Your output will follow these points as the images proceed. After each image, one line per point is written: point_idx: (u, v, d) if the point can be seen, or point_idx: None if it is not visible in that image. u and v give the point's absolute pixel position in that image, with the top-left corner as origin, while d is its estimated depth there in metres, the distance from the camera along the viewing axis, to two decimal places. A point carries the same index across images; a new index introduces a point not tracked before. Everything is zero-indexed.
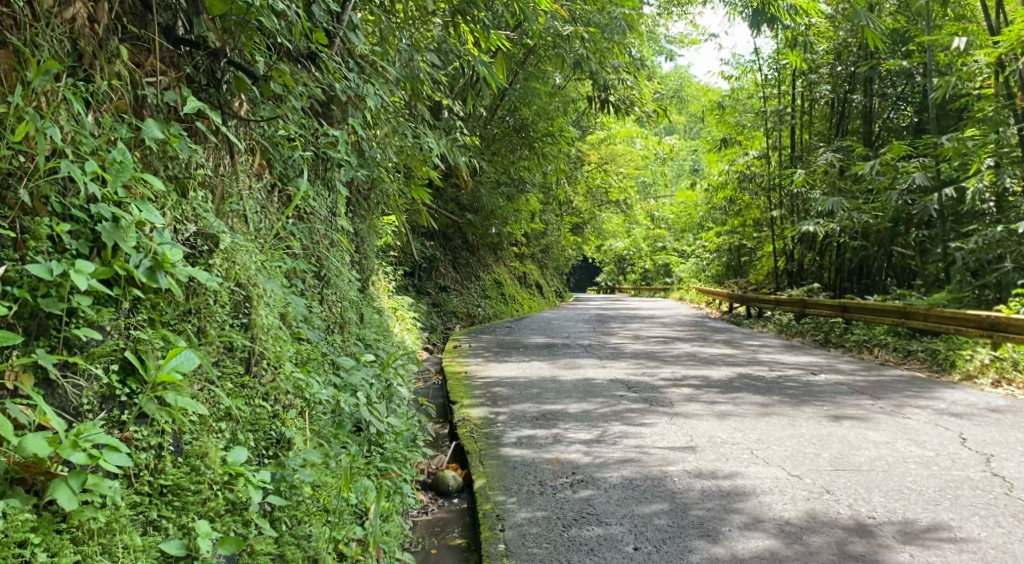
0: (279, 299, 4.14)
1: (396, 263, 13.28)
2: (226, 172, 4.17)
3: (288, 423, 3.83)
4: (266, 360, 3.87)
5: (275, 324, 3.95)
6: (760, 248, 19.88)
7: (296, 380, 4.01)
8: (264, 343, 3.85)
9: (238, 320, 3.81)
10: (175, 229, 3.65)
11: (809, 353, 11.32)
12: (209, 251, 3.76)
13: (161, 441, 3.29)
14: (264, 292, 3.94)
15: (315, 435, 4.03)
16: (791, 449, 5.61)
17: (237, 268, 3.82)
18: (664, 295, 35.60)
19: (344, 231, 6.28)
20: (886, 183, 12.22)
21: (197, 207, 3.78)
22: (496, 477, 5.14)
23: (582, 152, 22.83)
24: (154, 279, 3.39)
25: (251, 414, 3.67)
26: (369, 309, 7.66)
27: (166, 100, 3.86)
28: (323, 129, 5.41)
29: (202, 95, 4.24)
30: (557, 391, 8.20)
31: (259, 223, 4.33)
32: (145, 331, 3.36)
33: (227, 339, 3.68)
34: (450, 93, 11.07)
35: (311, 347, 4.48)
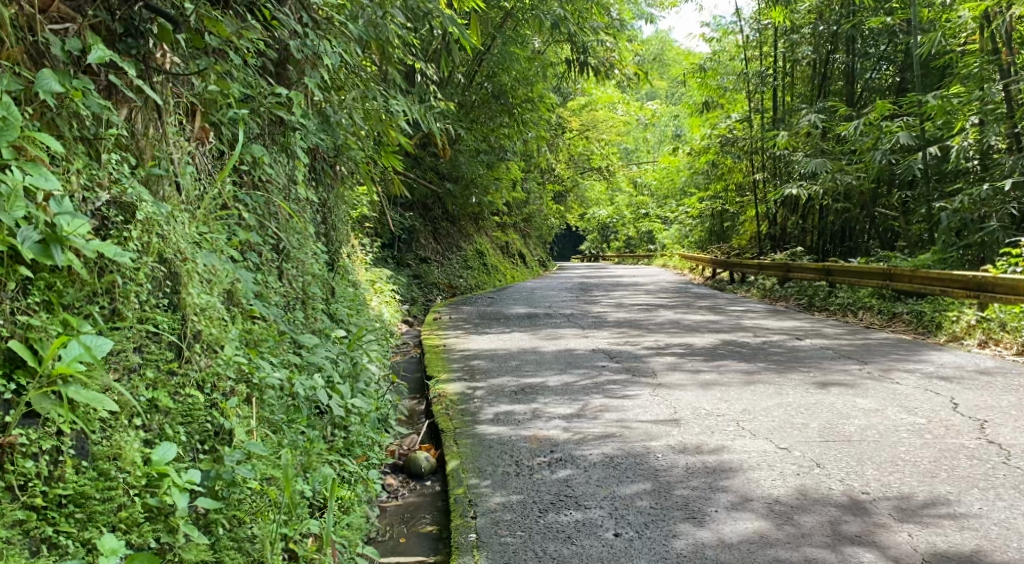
0: (219, 275, 3.85)
1: (372, 234, 12.94)
2: (155, 135, 3.83)
3: (228, 413, 3.56)
4: (202, 343, 3.61)
5: (208, 300, 3.65)
6: (743, 213, 19.63)
7: (241, 365, 3.77)
8: (196, 324, 3.57)
9: (163, 300, 3.51)
10: (82, 197, 3.32)
11: (794, 317, 11.07)
12: (124, 221, 3.43)
13: (57, 444, 3.00)
14: (194, 266, 3.65)
15: (261, 425, 3.75)
16: (778, 419, 5.34)
17: (160, 241, 3.51)
18: (648, 261, 35.40)
19: (304, 201, 5.94)
20: (869, 143, 11.85)
21: (113, 171, 3.45)
22: (470, 457, 4.88)
23: (563, 118, 22.44)
24: (48, 255, 3.08)
25: (182, 406, 3.40)
26: (340, 282, 7.34)
27: (68, 48, 3.43)
28: (273, 88, 5.05)
29: (120, 45, 3.73)
30: (537, 363, 7.92)
31: (193, 191, 4.02)
32: (37, 316, 3.05)
33: (150, 320, 3.40)
34: (423, 57, 10.67)
35: (264, 326, 4.35)
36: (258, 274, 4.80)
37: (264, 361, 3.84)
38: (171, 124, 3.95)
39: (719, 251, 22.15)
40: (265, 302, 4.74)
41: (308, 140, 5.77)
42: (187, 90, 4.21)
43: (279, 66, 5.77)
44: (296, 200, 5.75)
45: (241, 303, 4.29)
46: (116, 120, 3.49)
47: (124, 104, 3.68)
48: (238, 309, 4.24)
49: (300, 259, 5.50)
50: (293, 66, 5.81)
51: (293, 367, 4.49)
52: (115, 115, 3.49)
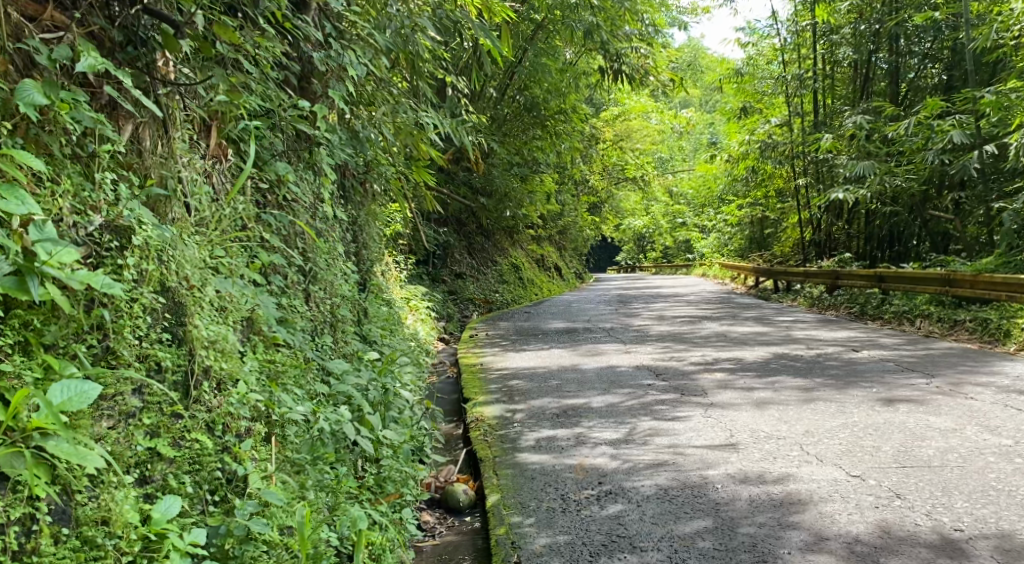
0: (235, 302, 3.63)
1: (406, 251, 12.64)
2: (163, 152, 3.54)
3: (243, 456, 3.30)
4: (212, 380, 3.35)
5: (217, 330, 3.39)
6: (786, 220, 19.10)
7: (257, 401, 3.51)
8: (206, 358, 3.31)
9: (167, 333, 3.26)
10: (72, 221, 3.06)
11: (846, 327, 10.58)
12: (120, 247, 3.17)
13: (31, 511, 2.70)
14: (205, 295, 3.41)
15: (278, 471, 3.42)
16: (845, 441, 4.92)
17: (162, 270, 3.26)
18: (686, 270, 34.84)
19: (332, 220, 5.67)
20: (920, 143, 11.37)
21: (108, 193, 3.18)
22: (512, 491, 4.52)
23: (596, 129, 22.10)
24: (24, 289, 2.81)
25: (188, 452, 3.14)
26: (372, 302, 7.03)
27: (57, 57, 3.13)
28: (292, 100, 4.70)
29: (119, 55, 3.45)
30: (578, 382, 7.52)
31: (206, 212, 3.75)
32: (12, 360, 2.80)
33: (151, 357, 3.16)
34: (454, 69, 10.38)
35: (288, 354, 4.06)
36: (282, 300, 4.49)
37: (285, 395, 3.58)
38: (180, 140, 3.66)
39: (761, 259, 21.60)
40: (288, 329, 4.42)
41: (335, 157, 5.47)
42: (199, 104, 3.91)
43: (302, 80, 5.49)
44: (323, 220, 5.45)
45: (263, 330, 3.99)
46: (111, 135, 3.20)
47: (129, 121, 3.39)
48: (259, 338, 3.94)
49: (327, 281, 5.18)
50: (317, 79, 5.52)
51: (318, 399, 4.18)
52: (111, 129, 3.20)
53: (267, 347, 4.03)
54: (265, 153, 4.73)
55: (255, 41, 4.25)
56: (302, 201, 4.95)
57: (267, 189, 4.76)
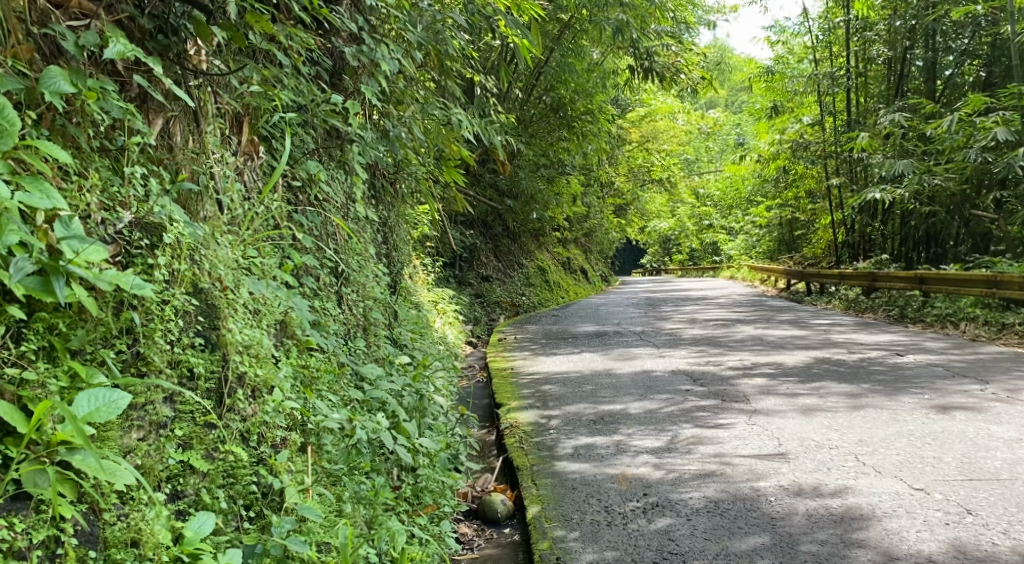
0: (269, 305, 3.44)
1: (433, 254, 12.47)
2: (195, 146, 3.39)
3: (278, 469, 3.12)
4: (245, 388, 3.18)
5: (252, 334, 3.23)
6: (817, 220, 18.80)
7: (292, 410, 3.35)
8: (239, 364, 3.15)
9: (199, 337, 3.09)
10: (100, 218, 2.91)
11: (886, 331, 10.30)
12: (151, 245, 3.01)
13: (55, 533, 2.55)
14: (238, 298, 3.25)
15: (313, 484, 3.24)
16: (904, 452, 4.71)
17: (194, 271, 3.11)
18: (713, 273, 34.47)
19: (366, 219, 5.50)
20: (961, 141, 11.06)
21: (139, 189, 3.02)
22: (553, 502, 4.32)
23: (622, 130, 21.88)
24: (49, 290, 2.64)
25: (221, 465, 2.99)
26: (402, 305, 6.85)
27: (84, 44, 2.96)
28: (324, 95, 4.50)
29: (150, 44, 3.28)
30: (614, 387, 7.30)
31: (238, 210, 3.58)
32: (37, 368, 2.63)
33: (184, 363, 2.99)
34: (482, 68, 10.21)
35: (321, 359, 3.89)
36: (316, 303, 4.31)
37: (320, 401, 3.42)
38: (212, 134, 3.50)
39: (792, 261, 21.25)
40: (321, 332, 4.25)
41: (368, 156, 5.29)
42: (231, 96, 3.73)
43: (334, 76, 5.34)
44: (354, 220, 5.27)
45: (296, 334, 3.81)
46: (141, 127, 3.07)
47: (158, 115, 3.24)
48: (292, 342, 3.77)
49: (359, 283, 5.00)
50: (349, 75, 5.36)
51: (351, 406, 4.01)
52: (141, 121, 3.07)
53: (301, 351, 3.85)
54: (298, 151, 4.57)
55: (289, 33, 4.08)
56: (334, 201, 4.78)
57: (299, 187, 4.60)
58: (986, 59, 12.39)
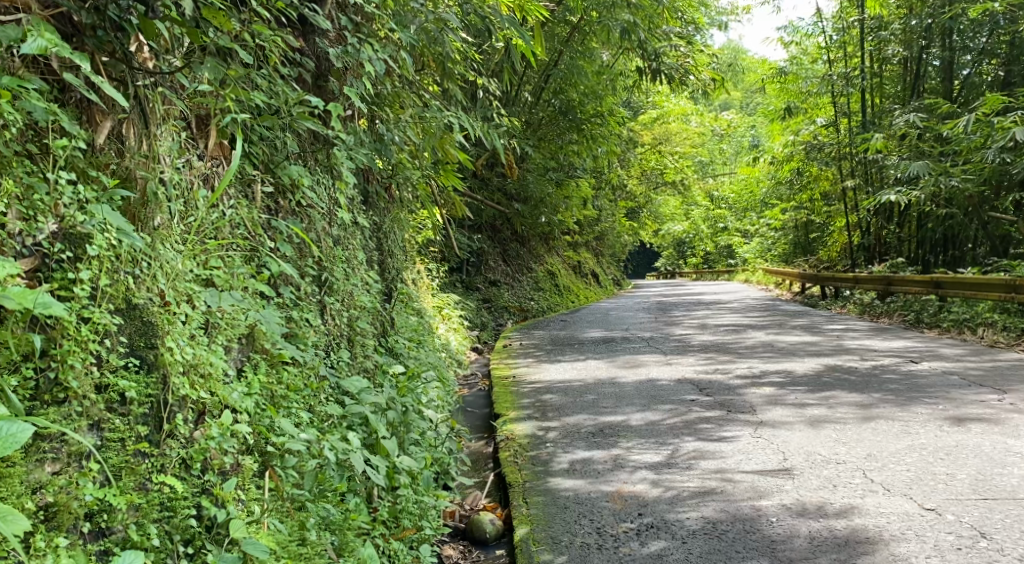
0: (230, 320, 3.41)
1: (439, 259, 12.26)
2: (143, 149, 3.27)
3: (226, 498, 3.05)
4: (191, 409, 3.13)
5: (197, 352, 3.15)
6: (832, 223, 18.51)
7: (247, 438, 3.26)
8: (181, 386, 3.07)
9: (133, 358, 3.00)
10: (19, 228, 2.81)
11: (901, 336, 10.03)
12: (73, 258, 2.92)
13: None
14: (181, 314, 3.18)
15: (276, 507, 3.20)
16: (914, 468, 4.48)
17: (128, 285, 3.02)
18: (728, 276, 34.12)
19: (355, 225, 5.31)
20: (979, 142, 10.79)
21: (68, 196, 2.92)
22: (543, 523, 4.10)
23: (634, 133, 21.62)
24: None
25: (157, 496, 2.90)
26: (400, 313, 6.64)
27: (5, 38, 2.82)
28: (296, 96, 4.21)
29: (91, 41, 3.17)
30: (617, 397, 7.07)
31: (193, 215, 3.46)
32: None
33: (112, 387, 2.90)
34: (487, 70, 10.02)
35: (293, 375, 3.69)
36: (294, 315, 4.09)
37: (283, 422, 3.34)
38: (163, 138, 3.39)
39: (806, 264, 20.95)
40: (297, 345, 4.04)
41: (356, 160, 5.08)
42: (184, 95, 3.59)
43: (319, 79, 5.10)
44: (342, 228, 5.03)
45: (267, 348, 3.65)
46: (68, 130, 2.96)
47: (106, 117, 3.17)
48: (259, 358, 3.61)
49: (345, 292, 4.76)
50: (334, 78, 5.14)
51: (327, 424, 3.80)
52: (67, 121, 2.94)
53: (271, 366, 3.67)
54: (279, 156, 4.34)
55: (256, 31, 3.87)
56: (320, 207, 4.55)
57: (279, 193, 4.39)
58: (1004, 57, 12.08)
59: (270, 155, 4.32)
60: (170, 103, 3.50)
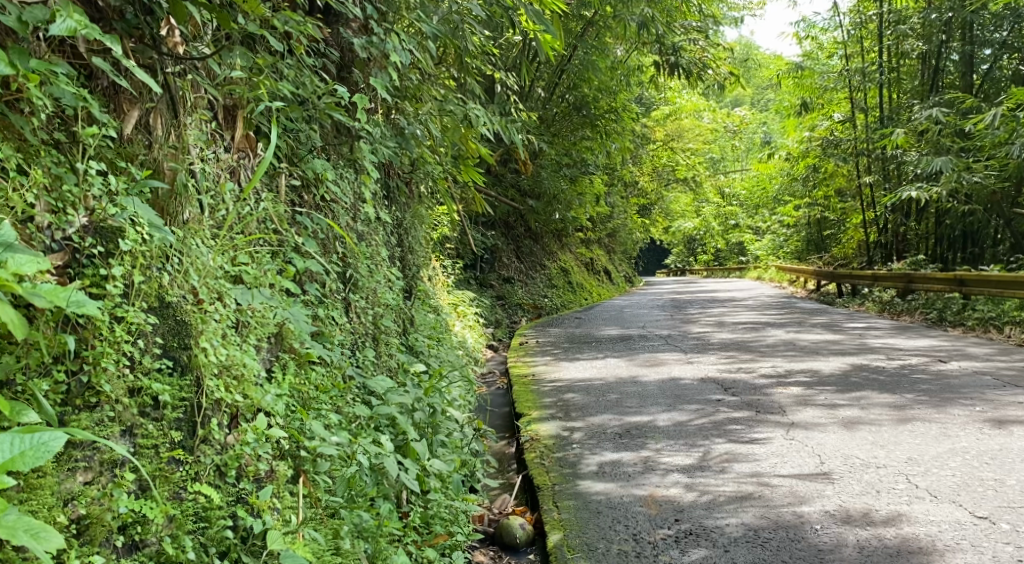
0: (260, 317, 3.28)
1: (453, 255, 12.10)
2: (172, 140, 3.16)
3: (261, 507, 2.92)
4: (224, 414, 3.02)
5: (230, 353, 3.04)
6: (847, 220, 18.34)
7: (281, 443, 3.15)
8: (214, 389, 2.96)
9: (165, 360, 2.88)
10: (47, 222, 2.69)
11: (925, 335, 9.90)
12: (104, 253, 2.80)
13: None
14: (214, 313, 3.06)
15: (309, 515, 3.08)
16: (960, 473, 4.48)
17: (160, 281, 2.91)
18: (739, 273, 33.94)
19: (380, 219, 5.17)
20: (1003, 137, 10.62)
21: (95, 186, 2.81)
22: (577, 529, 3.98)
23: (646, 129, 21.42)
24: None
25: (191, 506, 2.78)
26: (420, 310, 6.50)
27: (29, 19, 2.67)
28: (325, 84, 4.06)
29: (118, 25, 3.04)
30: (640, 396, 6.93)
31: (221, 211, 3.34)
32: None
33: (145, 390, 2.79)
34: (503, 64, 9.86)
35: (321, 375, 3.57)
36: (319, 312, 3.95)
37: (314, 425, 3.22)
38: (191, 127, 3.28)
39: (820, 261, 20.78)
40: (323, 344, 3.91)
41: (378, 153, 4.94)
42: (213, 83, 3.47)
43: (342, 69, 4.97)
44: (365, 223, 4.88)
45: (295, 347, 3.51)
46: (97, 117, 2.84)
47: (134, 106, 3.06)
48: (288, 357, 3.48)
49: (368, 289, 4.62)
50: (358, 68, 4.99)
51: (354, 426, 3.68)
52: (95, 108, 2.83)
53: (298, 367, 3.53)
54: (303, 149, 4.20)
55: (283, 18, 3.75)
56: (344, 202, 4.42)
57: (304, 187, 4.24)
58: None
59: (295, 148, 4.18)
60: (198, 90, 3.41)
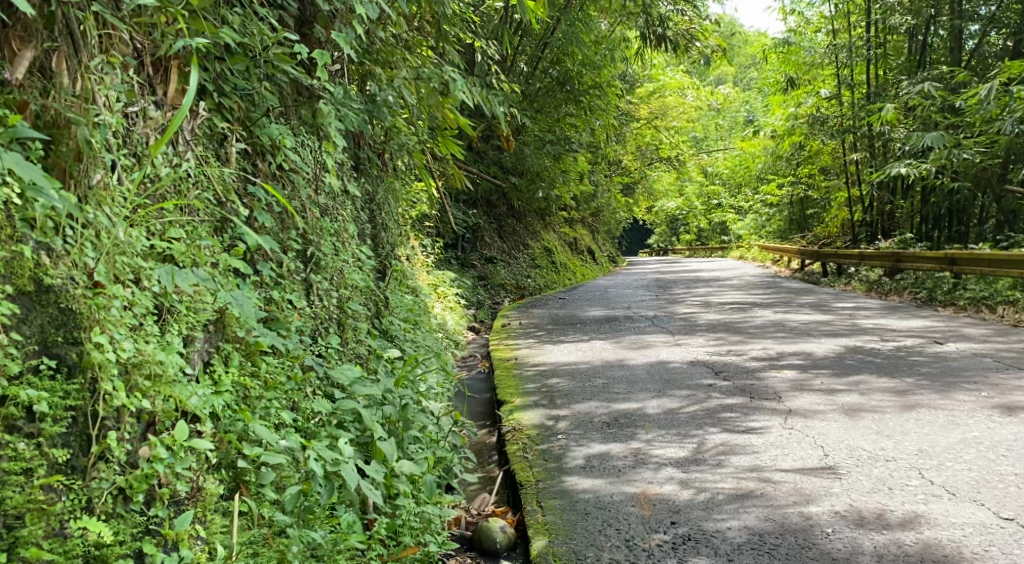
0: (195, 304, 2.99)
1: (432, 234, 11.66)
2: (62, 89, 2.80)
3: (185, 543, 2.65)
4: (135, 418, 2.69)
5: (140, 347, 2.71)
6: (832, 198, 18.03)
7: (201, 455, 2.83)
8: (114, 394, 2.60)
9: (48, 359, 2.52)
10: None
11: (917, 315, 9.58)
12: None
13: None
14: (118, 298, 2.71)
15: (246, 541, 2.79)
16: (977, 467, 4.14)
17: (37, 260, 2.56)
18: (723, 253, 33.65)
19: (348, 192, 4.76)
20: (995, 112, 10.24)
21: None
22: (563, 534, 3.60)
23: (630, 106, 20.97)
24: None
25: (78, 545, 2.46)
26: (395, 290, 6.08)
27: None
28: (274, 35, 3.60)
29: None
30: (628, 381, 6.55)
31: (133, 175, 2.98)
32: None
33: (15, 398, 2.44)
34: (483, 33, 9.36)
35: (270, 367, 3.28)
36: (273, 295, 3.55)
37: (256, 431, 2.93)
38: (98, 72, 2.93)
39: (804, 241, 20.45)
40: (278, 332, 3.50)
41: (347, 120, 4.47)
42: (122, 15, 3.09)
43: (302, 26, 4.53)
44: (330, 196, 4.45)
45: (238, 335, 3.20)
46: None
47: (26, 46, 2.74)
48: (228, 348, 3.15)
49: (333, 269, 4.20)
50: (321, 25, 4.55)
51: (306, 428, 3.31)
52: None
53: (243, 359, 3.23)
54: (256, 112, 3.78)
55: None
56: (305, 171, 4.01)
57: (257, 154, 3.82)
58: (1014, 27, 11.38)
59: (247, 110, 3.76)
60: (112, 28, 3.06)
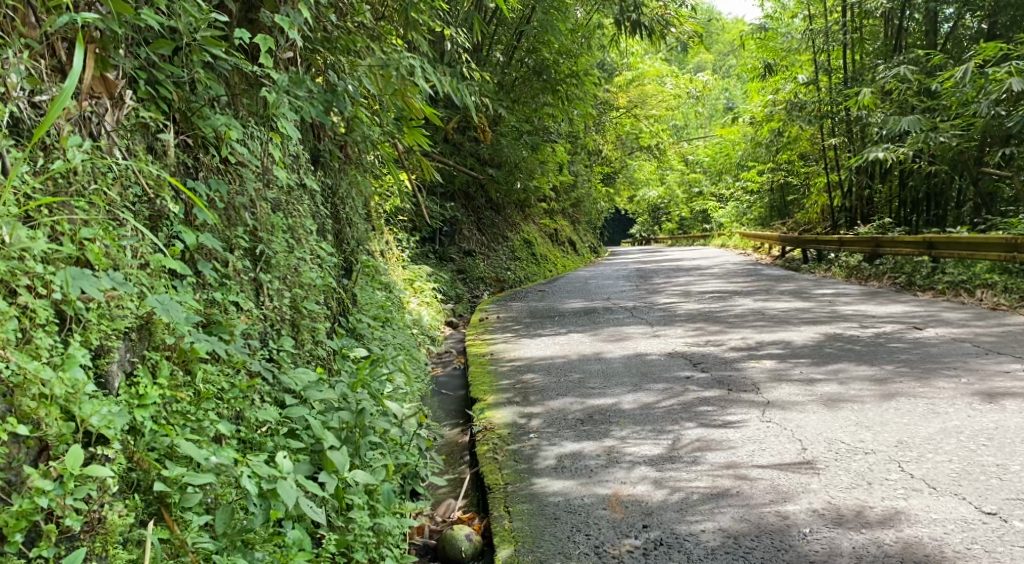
0: (101, 312, 2.88)
1: (407, 228, 11.46)
2: None
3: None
4: (26, 435, 2.60)
5: (22, 363, 2.59)
6: (810, 184, 17.92)
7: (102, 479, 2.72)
8: None
9: None
10: None
11: (896, 300, 9.47)
12: None
13: None
14: None
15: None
16: (958, 458, 4.01)
17: None
18: (705, 240, 33.58)
19: (305, 185, 4.58)
20: (972, 93, 10.09)
21: None
22: (529, 543, 3.46)
23: (608, 95, 20.78)
24: None
25: None
26: (364, 286, 5.89)
27: None
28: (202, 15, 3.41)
29: None
30: (605, 375, 6.39)
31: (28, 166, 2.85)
32: None
33: None
34: (454, 21, 9.13)
35: (203, 374, 3.20)
36: (216, 298, 3.41)
37: (181, 451, 2.85)
38: None
39: (784, 228, 20.36)
40: (220, 337, 3.36)
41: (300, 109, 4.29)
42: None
43: (249, 10, 4.34)
44: (284, 190, 4.27)
45: (165, 342, 3.12)
46: None
47: None
48: (154, 356, 3.07)
49: (286, 267, 4.00)
50: (269, 9, 4.35)
51: (245, 443, 3.26)
52: None
53: (177, 365, 3.17)
54: (196, 102, 3.61)
55: None
56: (254, 164, 3.81)
57: (199, 146, 3.66)
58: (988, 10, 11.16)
59: (188, 100, 3.60)
60: None
